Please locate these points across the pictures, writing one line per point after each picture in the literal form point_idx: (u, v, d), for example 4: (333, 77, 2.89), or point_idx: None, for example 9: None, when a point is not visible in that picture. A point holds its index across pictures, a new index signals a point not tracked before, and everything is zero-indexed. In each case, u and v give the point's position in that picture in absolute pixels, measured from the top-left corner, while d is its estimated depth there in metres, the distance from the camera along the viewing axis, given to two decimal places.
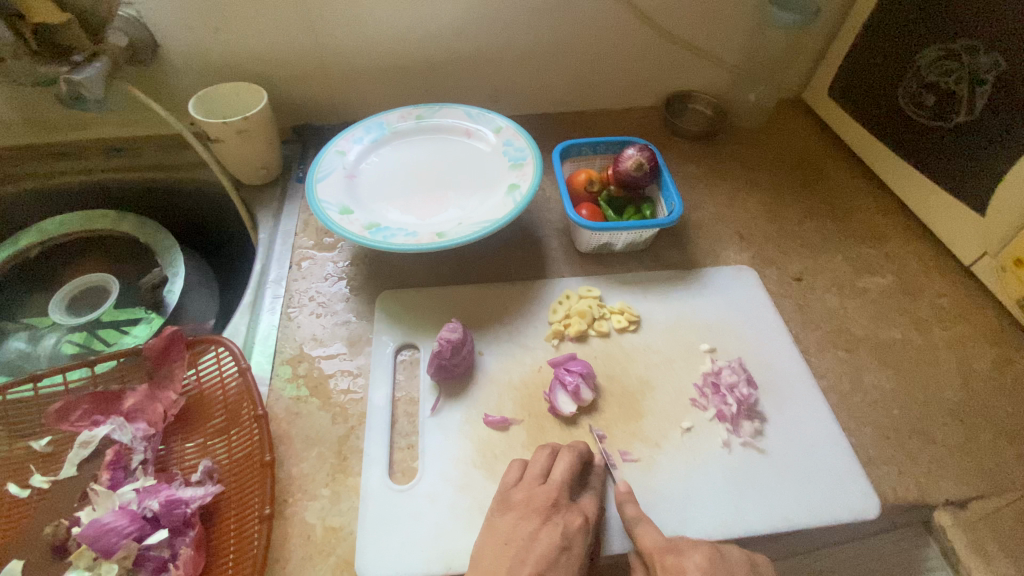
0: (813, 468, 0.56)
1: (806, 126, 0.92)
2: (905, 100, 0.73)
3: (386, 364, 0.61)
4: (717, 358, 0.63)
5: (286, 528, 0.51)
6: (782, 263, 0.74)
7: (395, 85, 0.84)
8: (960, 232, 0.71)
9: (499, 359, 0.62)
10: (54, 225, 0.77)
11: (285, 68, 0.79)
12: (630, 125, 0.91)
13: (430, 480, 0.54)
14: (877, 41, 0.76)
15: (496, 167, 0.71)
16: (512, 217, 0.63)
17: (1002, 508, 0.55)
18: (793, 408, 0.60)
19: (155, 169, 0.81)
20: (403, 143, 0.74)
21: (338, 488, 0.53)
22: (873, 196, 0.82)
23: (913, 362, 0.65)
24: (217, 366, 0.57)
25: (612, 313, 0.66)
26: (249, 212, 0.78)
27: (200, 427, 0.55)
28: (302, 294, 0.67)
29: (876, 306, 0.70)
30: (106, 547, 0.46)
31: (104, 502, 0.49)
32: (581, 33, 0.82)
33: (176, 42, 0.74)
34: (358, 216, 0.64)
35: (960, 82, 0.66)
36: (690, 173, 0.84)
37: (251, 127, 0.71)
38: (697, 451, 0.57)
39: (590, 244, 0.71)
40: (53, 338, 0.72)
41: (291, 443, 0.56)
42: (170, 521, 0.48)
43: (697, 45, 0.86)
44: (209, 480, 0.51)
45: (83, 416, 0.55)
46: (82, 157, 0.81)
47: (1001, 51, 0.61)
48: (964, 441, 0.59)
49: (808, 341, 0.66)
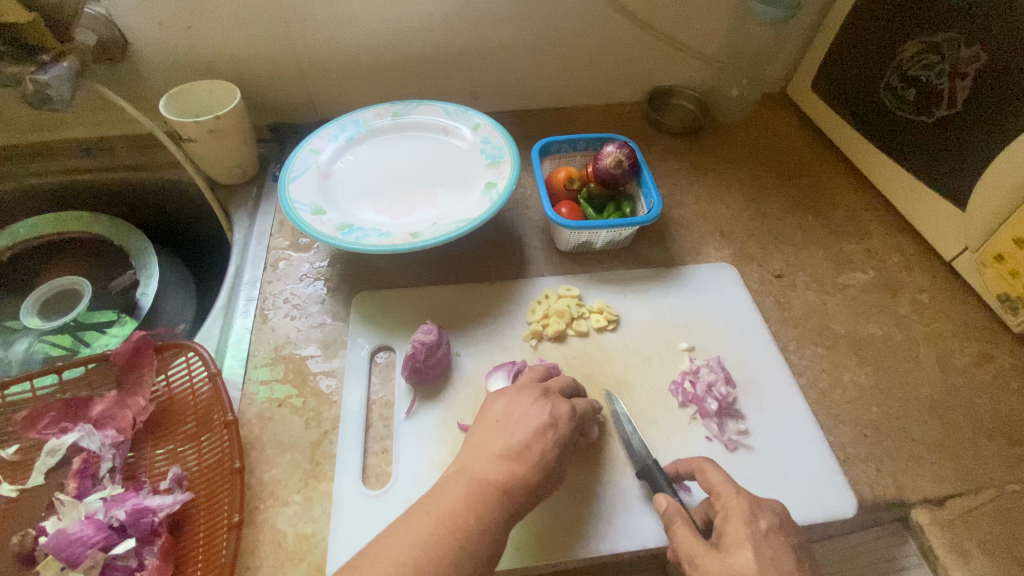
0: (791, 468, 0.56)
1: (789, 120, 0.91)
2: (886, 93, 0.72)
3: (361, 367, 0.60)
4: (695, 357, 0.63)
5: (257, 536, 0.50)
6: (762, 260, 0.73)
7: (372, 83, 0.83)
8: (941, 227, 0.70)
9: (476, 360, 0.61)
10: (26, 228, 0.76)
11: (260, 66, 0.78)
12: (612, 122, 0.90)
13: (404, 485, 0.53)
14: (860, 34, 0.75)
15: (473, 165, 0.70)
16: (488, 216, 0.62)
17: (981, 505, 0.55)
18: (771, 406, 0.60)
19: (128, 170, 0.80)
20: (379, 142, 0.73)
21: (310, 493, 0.52)
22: (855, 191, 0.82)
23: (892, 359, 0.65)
24: (187, 371, 0.56)
25: (591, 312, 0.65)
26: (224, 212, 0.77)
27: (170, 434, 0.54)
28: (276, 295, 0.66)
29: (856, 303, 0.70)
30: (72, 557, 0.45)
31: (70, 511, 0.48)
32: (561, 27, 0.81)
33: (147, 40, 0.73)
34: (331, 217, 0.63)
35: (941, 75, 0.65)
36: (671, 168, 0.83)
37: (224, 126, 0.70)
38: (675, 449, 0.56)
39: (570, 242, 0.70)
40: (25, 342, 0.71)
41: (263, 448, 0.55)
42: (138, 530, 0.47)
43: (679, 40, 0.85)
44: (178, 487, 0.51)
45: (51, 423, 0.54)
46: (54, 158, 0.79)
47: (982, 44, 0.60)
48: (942, 438, 0.59)
49: (787, 338, 0.66)
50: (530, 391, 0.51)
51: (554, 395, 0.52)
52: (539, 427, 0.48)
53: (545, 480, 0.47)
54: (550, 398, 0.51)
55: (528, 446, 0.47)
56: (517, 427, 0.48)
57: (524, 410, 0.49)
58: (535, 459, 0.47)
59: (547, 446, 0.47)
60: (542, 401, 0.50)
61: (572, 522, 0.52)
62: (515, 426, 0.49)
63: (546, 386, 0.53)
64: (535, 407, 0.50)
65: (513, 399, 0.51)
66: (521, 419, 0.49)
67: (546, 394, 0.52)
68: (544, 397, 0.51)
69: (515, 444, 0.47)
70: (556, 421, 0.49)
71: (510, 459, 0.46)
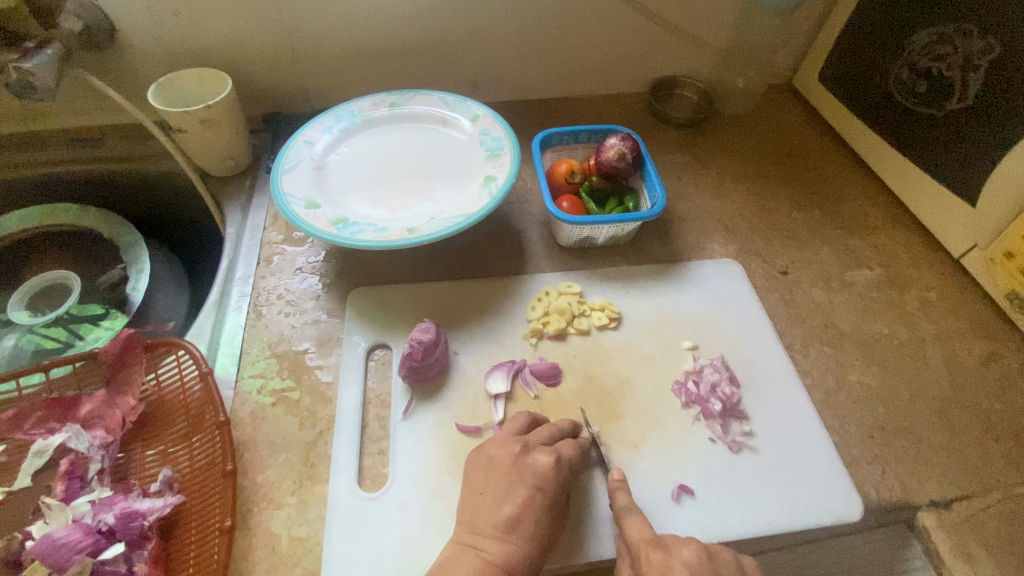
0: (797, 469, 0.55)
1: (794, 111, 0.89)
2: (895, 85, 0.70)
3: (356, 365, 0.59)
4: (699, 356, 0.61)
5: (250, 540, 0.49)
6: (767, 256, 0.72)
7: (369, 71, 0.81)
8: (950, 223, 0.69)
9: (475, 359, 0.60)
10: (11, 221, 0.74)
11: (253, 54, 0.76)
12: (615, 113, 0.88)
13: (401, 487, 0.52)
14: (869, 24, 0.73)
15: (472, 158, 0.68)
16: (487, 211, 0.60)
17: (989, 508, 0.54)
18: (777, 406, 0.58)
19: (117, 161, 0.78)
20: (375, 133, 0.71)
21: (305, 496, 0.51)
22: (862, 186, 0.80)
23: (898, 358, 0.63)
24: (178, 370, 0.55)
25: (592, 310, 0.64)
26: (216, 205, 0.75)
27: (161, 434, 0.53)
28: (270, 291, 0.65)
29: (862, 300, 0.68)
30: (58, 562, 0.44)
31: (57, 515, 0.46)
32: (564, 15, 0.78)
33: (134, 26, 0.70)
34: (325, 211, 0.61)
35: (953, 67, 0.63)
36: (674, 161, 0.81)
37: (215, 116, 0.68)
38: (677, 450, 0.55)
39: (572, 238, 0.68)
40: (13, 338, 0.69)
41: (256, 449, 0.54)
42: (127, 535, 0.46)
43: (684, 29, 0.83)
44: (169, 490, 0.49)
45: (38, 423, 0.52)
46: (41, 148, 0.77)
47: (996, 35, 0.58)
48: (950, 440, 0.58)
49: (793, 337, 0.65)
50: (506, 450, 0.50)
51: (536, 449, 0.51)
52: (522, 479, 0.48)
53: (545, 545, 0.47)
54: (530, 453, 0.50)
55: (520, 515, 0.47)
56: (500, 491, 0.48)
57: (503, 473, 0.49)
58: (529, 514, 0.47)
59: (537, 512, 0.47)
60: (521, 459, 0.49)
61: (573, 525, 0.51)
62: (511, 460, 0.49)
63: (526, 440, 0.51)
64: (518, 470, 0.48)
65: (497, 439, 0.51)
66: (501, 482, 0.48)
67: (528, 448, 0.50)
68: (522, 453, 0.50)
69: (503, 513, 0.47)
70: (538, 483, 0.48)
71: (505, 531, 0.46)
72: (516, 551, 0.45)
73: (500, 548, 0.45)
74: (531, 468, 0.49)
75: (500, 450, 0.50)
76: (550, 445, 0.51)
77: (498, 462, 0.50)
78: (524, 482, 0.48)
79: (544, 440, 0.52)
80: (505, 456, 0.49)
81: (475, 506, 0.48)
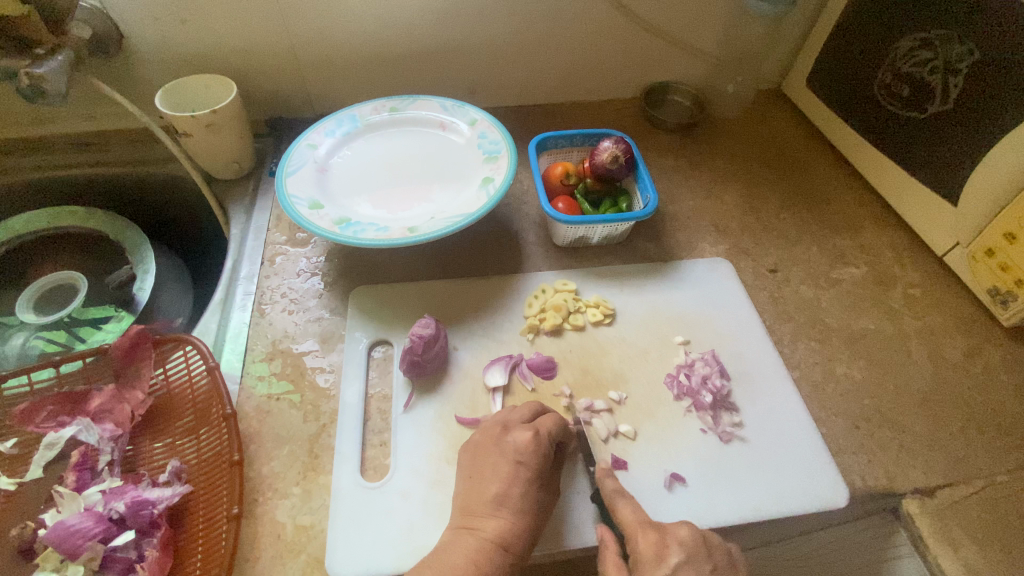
0: (785, 459, 0.57)
1: (783, 115, 0.92)
2: (879, 90, 0.73)
3: (359, 361, 0.61)
4: (691, 350, 0.63)
5: (256, 528, 0.50)
6: (757, 255, 0.74)
7: (370, 77, 0.83)
8: (933, 223, 0.71)
9: (474, 354, 0.62)
10: (22, 222, 0.76)
11: (257, 61, 0.78)
12: (608, 117, 0.90)
13: (402, 477, 0.53)
14: (853, 32, 0.75)
15: (470, 160, 0.70)
16: (486, 210, 0.62)
17: (970, 495, 0.56)
18: (766, 398, 0.60)
19: (123, 164, 0.80)
20: (377, 136, 0.73)
21: (309, 486, 0.53)
22: (849, 187, 0.82)
23: (884, 352, 0.65)
24: (186, 366, 0.57)
25: (587, 306, 0.66)
26: (221, 206, 0.77)
27: (169, 427, 0.55)
28: (273, 290, 0.66)
29: (849, 297, 0.70)
30: (71, 549, 0.45)
31: (69, 503, 0.48)
32: (559, 22, 0.81)
33: (142, 34, 0.73)
34: (328, 211, 0.63)
35: (934, 72, 0.65)
36: (667, 164, 0.84)
37: (220, 120, 0.70)
38: (670, 440, 0.57)
39: (567, 237, 0.70)
40: (20, 337, 0.71)
41: (262, 441, 0.55)
42: (137, 522, 0.47)
43: (675, 36, 0.85)
44: (177, 480, 0.51)
45: (49, 417, 0.54)
46: (50, 151, 0.80)
47: (974, 41, 0.61)
48: (933, 431, 0.59)
49: (782, 332, 0.67)
50: (491, 432, 0.53)
51: (516, 428, 0.53)
52: (515, 470, 0.50)
53: (535, 524, 0.49)
54: (511, 433, 0.52)
55: (507, 493, 0.49)
56: (488, 473, 0.50)
57: (490, 456, 0.51)
58: (524, 502, 0.49)
59: (527, 494, 0.49)
60: (504, 440, 0.52)
61: (567, 512, 0.53)
62: (506, 444, 0.51)
63: (506, 421, 0.53)
64: (505, 454, 0.51)
65: (495, 428, 0.53)
66: (489, 465, 0.51)
67: (508, 429, 0.53)
68: (506, 434, 0.52)
69: (492, 492, 0.49)
70: (520, 458, 0.50)
71: (495, 509, 0.48)
72: (510, 531, 0.47)
73: (496, 530, 0.47)
74: (520, 454, 0.51)
75: (494, 439, 0.52)
76: (529, 423, 0.53)
77: (492, 449, 0.51)
78: (519, 474, 0.50)
79: (528, 421, 0.54)
80: (499, 444, 0.51)
81: (471, 493, 0.50)
